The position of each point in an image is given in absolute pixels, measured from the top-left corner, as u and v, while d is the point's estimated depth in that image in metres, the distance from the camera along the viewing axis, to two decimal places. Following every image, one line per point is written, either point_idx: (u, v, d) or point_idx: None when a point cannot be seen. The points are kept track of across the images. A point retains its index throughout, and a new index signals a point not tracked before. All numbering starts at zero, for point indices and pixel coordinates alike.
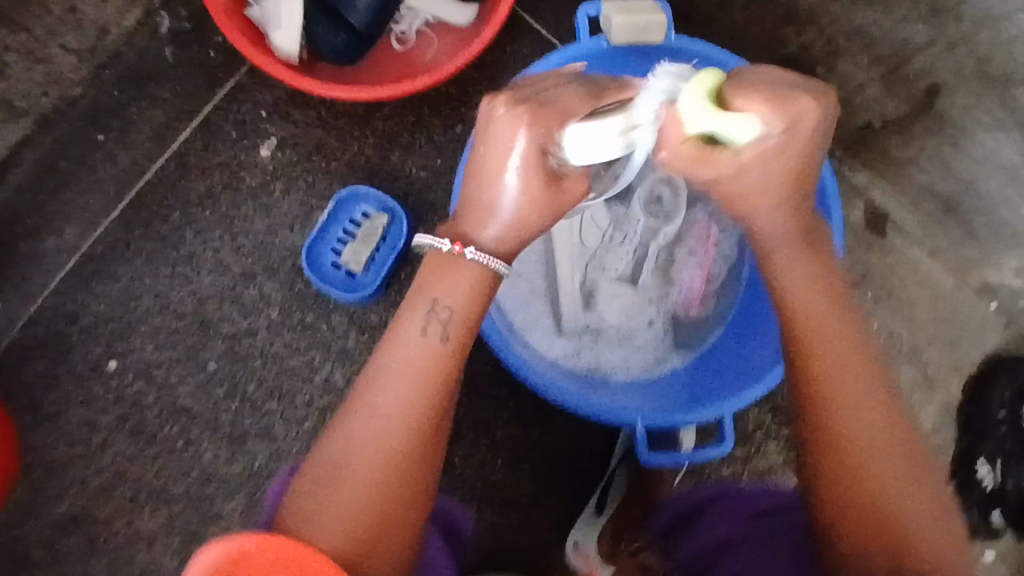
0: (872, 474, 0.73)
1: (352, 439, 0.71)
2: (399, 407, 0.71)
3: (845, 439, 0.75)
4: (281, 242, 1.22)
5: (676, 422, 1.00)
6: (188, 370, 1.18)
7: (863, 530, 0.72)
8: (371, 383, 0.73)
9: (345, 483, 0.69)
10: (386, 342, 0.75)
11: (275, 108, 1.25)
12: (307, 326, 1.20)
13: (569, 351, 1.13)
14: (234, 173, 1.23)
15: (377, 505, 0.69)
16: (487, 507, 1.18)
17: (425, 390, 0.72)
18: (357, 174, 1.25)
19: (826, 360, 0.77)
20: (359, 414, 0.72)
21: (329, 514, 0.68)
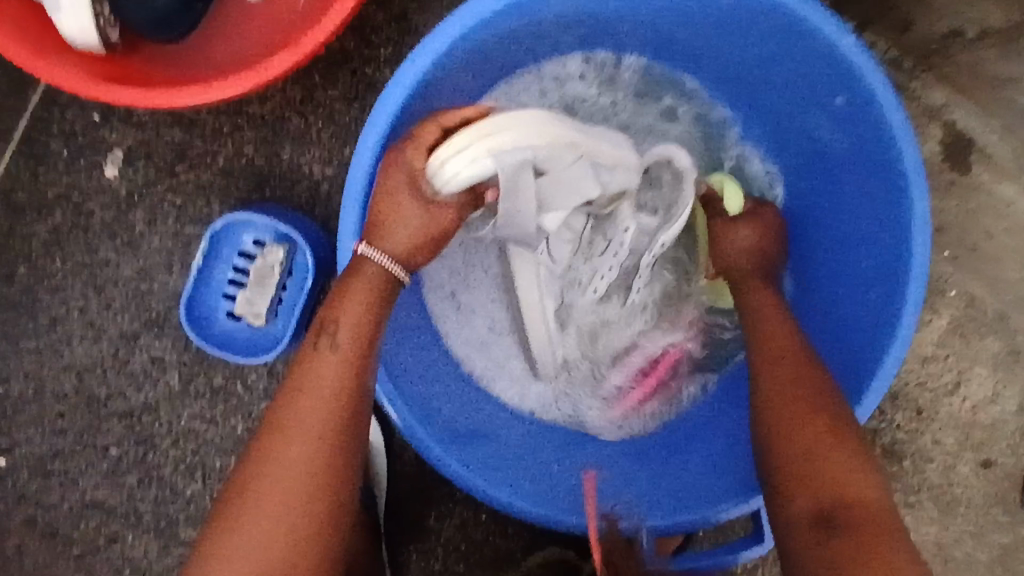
0: (829, 471, 0.61)
1: (252, 487, 0.62)
2: (298, 446, 0.62)
3: (790, 440, 0.64)
4: (160, 289, 0.94)
5: (689, 524, 0.71)
6: (90, 459, 0.97)
7: (806, 511, 0.61)
8: (269, 430, 0.63)
9: (240, 539, 0.60)
10: (286, 385, 0.65)
11: (113, 108, 0.93)
12: (217, 390, 0.95)
13: (544, 404, 0.85)
14: (80, 207, 0.93)
15: (297, 512, 0.61)
16: (474, 567, 0.99)
17: (337, 389, 0.64)
18: (239, 181, 0.93)
19: (775, 382, 0.68)
20: (256, 457, 0.63)
21: (243, 545, 0.60)
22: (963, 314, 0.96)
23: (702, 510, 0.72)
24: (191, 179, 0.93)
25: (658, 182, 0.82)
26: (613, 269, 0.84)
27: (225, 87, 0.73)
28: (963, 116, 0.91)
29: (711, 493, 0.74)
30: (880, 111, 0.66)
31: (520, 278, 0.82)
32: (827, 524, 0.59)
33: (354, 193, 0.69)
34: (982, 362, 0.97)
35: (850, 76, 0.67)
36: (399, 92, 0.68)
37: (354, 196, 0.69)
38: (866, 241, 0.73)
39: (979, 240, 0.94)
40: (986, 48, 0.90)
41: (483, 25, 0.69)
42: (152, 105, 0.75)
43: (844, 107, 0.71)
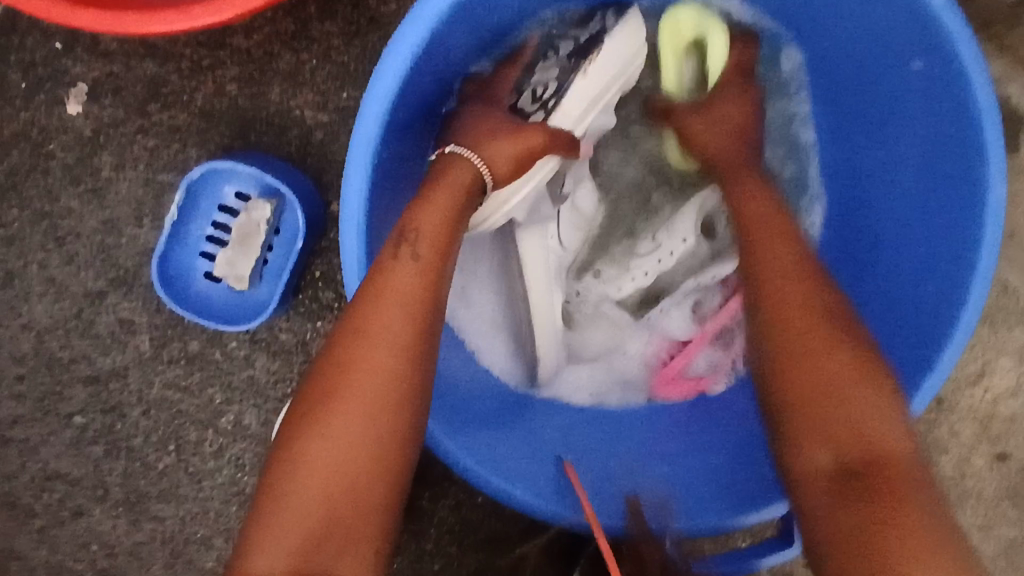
0: (859, 402, 0.54)
1: (343, 378, 0.54)
2: (388, 341, 0.55)
3: (817, 395, 0.55)
4: (130, 242, 0.84)
5: (713, 526, 0.65)
6: (52, 427, 0.89)
7: (824, 460, 0.54)
8: (354, 329, 0.56)
9: (329, 420, 0.53)
10: (369, 281, 0.57)
11: (77, 34, 0.81)
12: (193, 357, 0.87)
13: (570, 393, 0.78)
14: (37, 148, 0.82)
15: (386, 421, 0.54)
16: (471, 552, 0.95)
17: (416, 295, 0.57)
18: (221, 125, 0.82)
19: (793, 318, 0.58)
20: (345, 344, 0.55)
21: (324, 452, 0.53)
22: (994, 303, 0.91)
23: (720, 514, 0.66)
24: (165, 120, 0.82)
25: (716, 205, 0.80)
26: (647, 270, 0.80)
27: (216, 14, 0.64)
28: (1018, 91, 0.84)
29: (726, 486, 0.69)
30: (952, 49, 0.58)
31: (530, 257, 0.75)
32: (851, 476, 0.52)
33: (365, 142, 0.58)
34: (1009, 353, 0.93)
35: (934, 36, 0.59)
36: (423, 22, 0.58)
37: (362, 152, 0.59)
38: (926, 218, 0.67)
39: (1020, 225, 0.88)
40: None
41: None
42: (123, 30, 0.65)
43: (920, 71, 0.63)
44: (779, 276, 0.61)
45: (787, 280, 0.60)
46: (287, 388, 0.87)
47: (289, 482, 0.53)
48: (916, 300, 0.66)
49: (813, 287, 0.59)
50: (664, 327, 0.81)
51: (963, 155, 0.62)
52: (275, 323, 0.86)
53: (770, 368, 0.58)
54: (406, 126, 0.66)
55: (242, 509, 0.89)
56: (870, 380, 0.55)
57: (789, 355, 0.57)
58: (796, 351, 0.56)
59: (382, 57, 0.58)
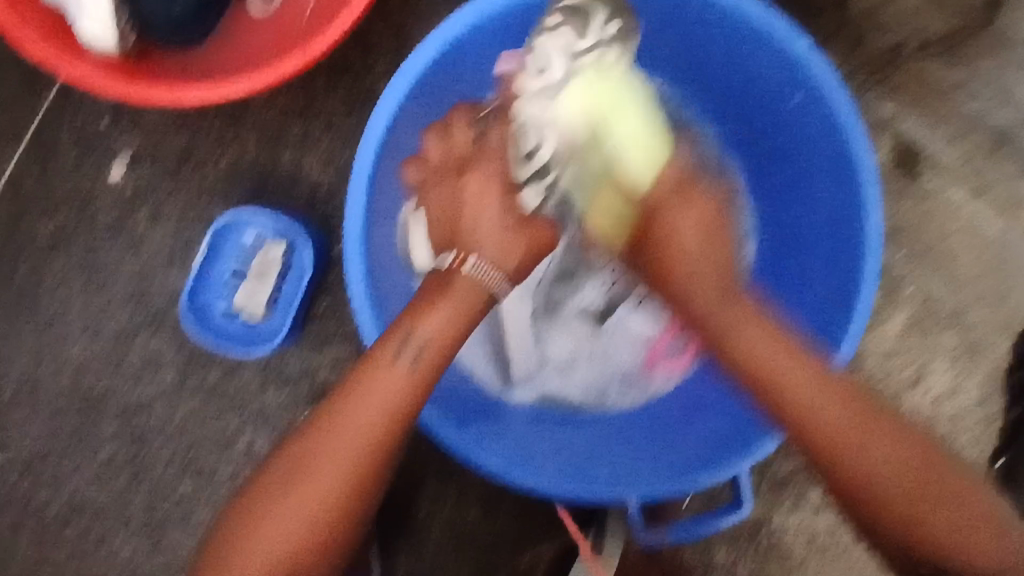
0: (897, 493, 0.65)
1: (319, 455, 0.65)
2: (364, 433, 0.66)
3: (850, 479, 0.66)
4: (160, 286, 0.97)
5: (672, 491, 0.74)
6: (81, 458, 0.98)
7: (900, 541, 0.65)
8: (340, 415, 0.66)
9: (299, 490, 0.65)
10: (364, 378, 0.67)
11: (121, 113, 0.97)
12: (213, 387, 0.97)
13: (557, 394, 0.89)
14: (84, 208, 0.96)
15: (344, 500, 0.65)
16: (467, 567, 1.01)
17: (373, 431, 0.66)
18: (242, 184, 0.97)
19: (810, 423, 0.67)
20: (328, 429, 0.66)
21: (286, 511, 0.64)
22: (922, 310, 1.03)
23: (673, 480, 0.75)
24: (194, 181, 0.97)
25: None
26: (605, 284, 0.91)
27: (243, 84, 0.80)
28: (910, 127, 1.00)
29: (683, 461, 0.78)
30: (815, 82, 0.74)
31: None
32: (912, 558, 0.65)
33: (361, 178, 0.73)
34: (942, 356, 1.03)
35: (803, 72, 0.75)
36: (402, 84, 0.74)
37: (361, 179, 0.74)
38: (828, 224, 0.80)
39: (932, 240, 1.02)
40: (930, 61, 0.99)
41: (459, 39, 0.77)
42: (168, 100, 0.81)
43: (800, 104, 0.78)
44: (761, 375, 0.69)
45: (809, 394, 0.67)
46: (295, 412, 0.97)
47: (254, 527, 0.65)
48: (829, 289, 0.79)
49: (839, 394, 0.68)
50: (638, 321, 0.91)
51: (842, 164, 0.76)
52: (285, 352, 0.97)
53: (808, 447, 0.68)
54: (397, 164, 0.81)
55: None
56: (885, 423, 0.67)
57: (821, 451, 0.67)
58: (817, 446, 0.67)
59: (375, 109, 0.74)
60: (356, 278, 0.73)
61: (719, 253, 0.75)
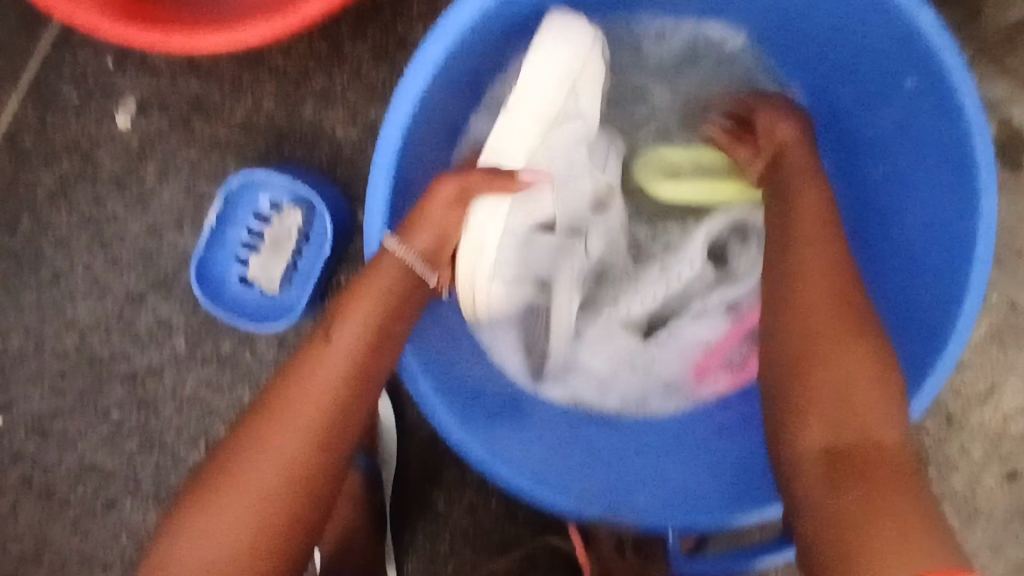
0: (855, 405, 0.57)
1: (259, 447, 0.58)
2: (305, 421, 0.59)
3: (802, 361, 0.61)
4: (170, 247, 0.89)
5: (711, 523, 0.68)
6: (89, 421, 0.94)
7: (839, 310, 0.62)
8: (281, 406, 0.60)
9: (239, 485, 0.57)
10: (297, 370, 0.61)
11: (128, 52, 0.87)
12: (225, 357, 0.92)
13: (594, 400, 0.82)
14: (88, 157, 0.88)
15: (289, 496, 0.57)
16: (484, 557, 0.97)
17: (319, 418, 0.60)
18: (258, 139, 0.87)
19: (808, 323, 0.62)
20: (272, 421, 0.59)
21: (226, 514, 0.56)
22: (1003, 321, 0.93)
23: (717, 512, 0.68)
24: (206, 133, 0.87)
25: (730, 245, 0.84)
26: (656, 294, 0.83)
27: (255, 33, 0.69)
28: (1020, 113, 0.86)
29: (728, 491, 0.71)
30: (942, 68, 0.62)
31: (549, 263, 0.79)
32: (838, 459, 0.55)
33: (388, 149, 0.63)
34: (1018, 372, 0.94)
35: (925, 55, 0.63)
36: (444, 39, 0.62)
37: (386, 156, 0.63)
38: (925, 236, 0.69)
39: None
40: None
41: None
42: (172, 45, 0.70)
43: (915, 90, 0.66)
44: (796, 280, 0.64)
45: (810, 231, 0.66)
46: None
47: (190, 537, 0.57)
48: (917, 313, 0.69)
49: (842, 277, 0.64)
50: (693, 333, 0.84)
51: (956, 167, 0.65)
52: (302, 326, 0.91)
53: (789, 346, 0.62)
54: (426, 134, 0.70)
55: None
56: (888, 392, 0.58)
57: (798, 356, 0.61)
58: (791, 276, 0.65)
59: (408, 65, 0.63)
60: (377, 268, 0.65)
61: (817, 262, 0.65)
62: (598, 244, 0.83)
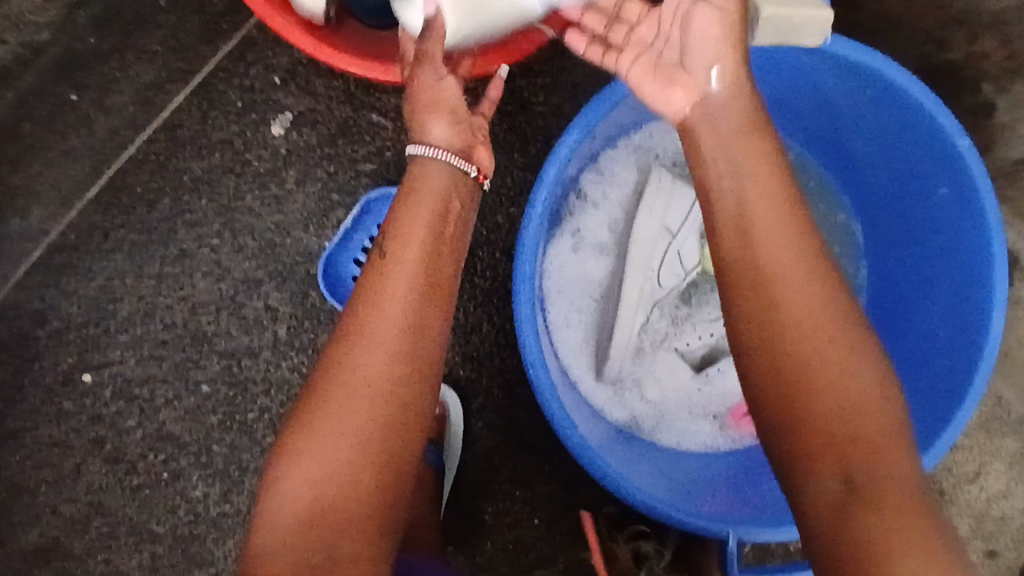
0: (846, 451, 0.56)
1: (349, 367, 0.61)
2: (382, 340, 0.61)
3: (818, 439, 0.57)
4: (293, 244, 1.00)
5: (758, 534, 0.79)
6: (178, 392, 1.00)
7: (816, 351, 0.58)
8: (357, 325, 0.62)
9: (335, 403, 0.60)
10: (369, 287, 0.63)
11: (293, 75, 1.01)
12: (319, 348, 1.00)
13: (645, 421, 0.96)
14: (238, 155, 1.01)
15: (387, 408, 0.60)
16: (522, 566, 1.04)
17: (396, 329, 0.62)
18: (391, 163, 1.01)
19: (801, 356, 0.58)
20: (358, 341, 0.61)
21: (327, 430, 0.60)
22: (990, 411, 1.09)
23: (765, 527, 0.79)
24: (349, 152, 1.01)
25: None
26: (714, 336, 0.99)
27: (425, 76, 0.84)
28: (1015, 237, 1.05)
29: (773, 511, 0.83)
30: (975, 185, 0.81)
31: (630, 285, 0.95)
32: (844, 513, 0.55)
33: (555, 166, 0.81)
34: (1001, 458, 1.09)
35: (962, 172, 0.81)
36: (609, 100, 0.82)
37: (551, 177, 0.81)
38: (944, 314, 0.87)
39: (1014, 348, 1.07)
40: None
41: None
42: (352, 68, 0.85)
43: (945, 196, 0.86)
44: (776, 335, 0.59)
45: (790, 278, 0.60)
46: None
47: (290, 457, 0.60)
48: (937, 377, 0.85)
49: (811, 292, 0.60)
50: (736, 380, 0.98)
51: (976, 258, 0.83)
52: None
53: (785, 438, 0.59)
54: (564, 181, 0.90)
55: None
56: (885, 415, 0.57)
57: (783, 406, 0.59)
58: (756, 332, 0.60)
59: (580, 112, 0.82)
60: (526, 268, 0.80)
61: (783, 262, 0.60)
62: (670, 279, 0.97)
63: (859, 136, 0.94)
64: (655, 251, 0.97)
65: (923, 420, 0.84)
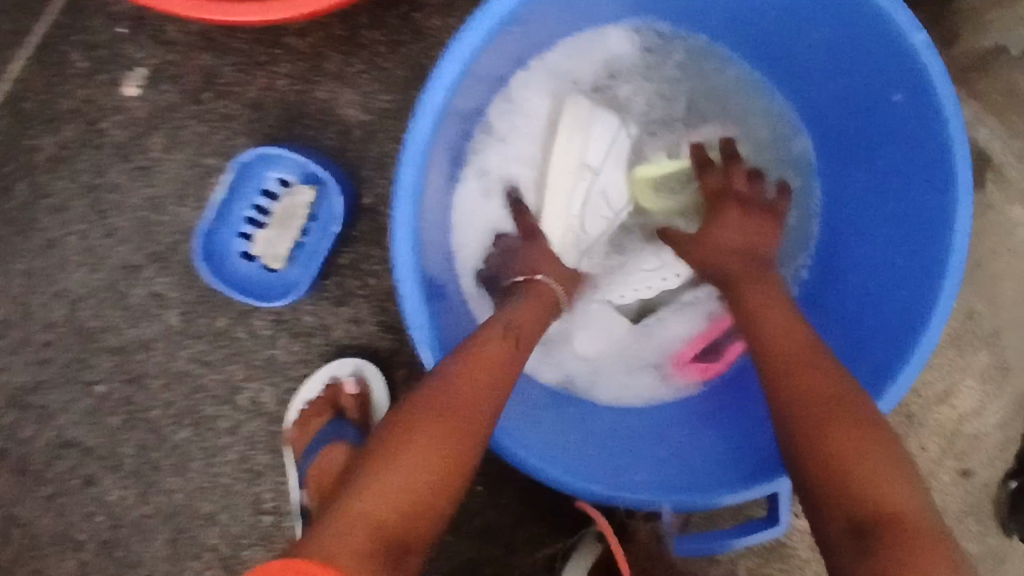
0: (870, 473, 0.50)
1: (442, 395, 0.59)
2: (489, 395, 0.61)
3: (842, 450, 0.51)
4: (170, 221, 0.89)
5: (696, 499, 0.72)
6: (73, 395, 0.92)
7: (814, 372, 0.58)
8: (476, 373, 0.62)
9: (448, 420, 0.57)
10: (472, 354, 0.64)
11: (142, 24, 0.87)
12: (219, 333, 0.91)
13: (579, 381, 0.86)
14: (93, 125, 0.88)
15: (461, 437, 0.57)
16: (469, 533, 0.99)
17: (492, 392, 0.62)
18: (268, 116, 0.88)
19: (805, 375, 0.58)
20: (472, 380, 0.62)
21: (428, 440, 0.55)
22: (961, 327, 1.00)
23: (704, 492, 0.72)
24: (217, 108, 0.87)
25: None
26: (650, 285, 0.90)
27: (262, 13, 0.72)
28: (985, 135, 0.95)
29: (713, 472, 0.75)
30: (931, 91, 0.68)
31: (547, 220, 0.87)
32: (870, 530, 0.47)
33: (432, 110, 0.66)
34: (972, 374, 1.01)
35: (918, 75, 0.69)
36: (488, 22, 0.66)
37: (415, 151, 0.67)
38: (900, 241, 0.77)
39: (986, 257, 0.98)
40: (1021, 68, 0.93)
41: None
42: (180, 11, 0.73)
43: (901, 105, 0.73)
44: (781, 365, 0.60)
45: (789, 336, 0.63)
46: (307, 368, 0.93)
47: (387, 460, 0.54)
48: (890, 315, 0.75)
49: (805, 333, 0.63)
50: (673, 327, 0.90)
51: (934, 179, 0.72)
52: (300, 305, 0.92)
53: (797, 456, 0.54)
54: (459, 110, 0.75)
55: (250, 487, 0.95)
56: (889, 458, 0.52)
57: (808, 419, 0.55)
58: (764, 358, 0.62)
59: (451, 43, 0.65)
60: (405, 218, 0.67)
61: (776, 321, 0.65)
62: (594, 225, 0.88)
63: (803, 38, 0.80)
64: (574, 192, 0.87)
65: (870, 364, 0.75)
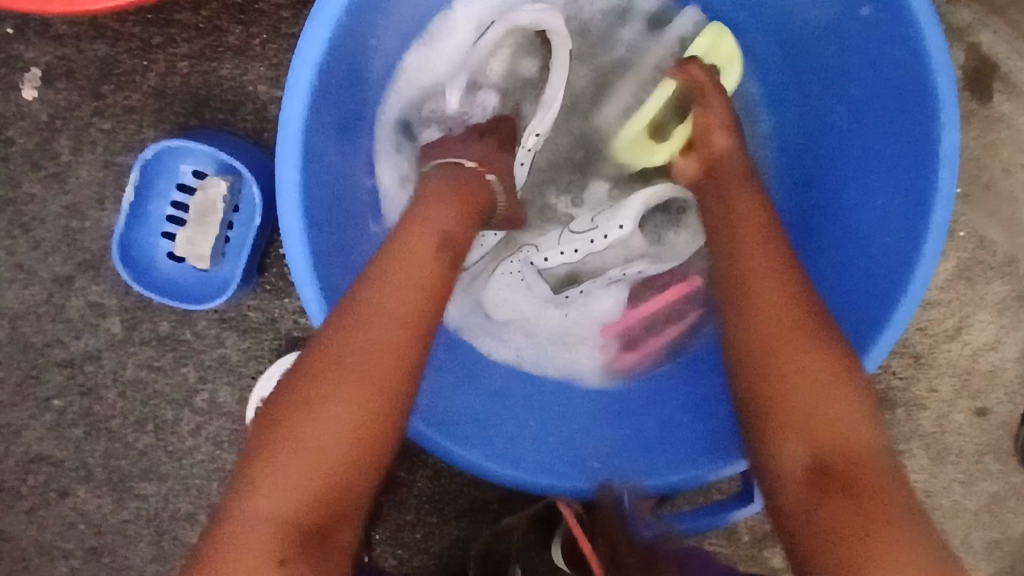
0: (821, 408, 0.50)
1: (352, 344, 0.52)
2: (399, 330, 0.53)
3: (793, 382, 0.51)
4: (93, 226, 0.84)
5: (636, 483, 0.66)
6: (32, 411, 0.90)
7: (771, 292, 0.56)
8: (377, 306, 0.54)
9: (357, 379, 0.50)
10: (384, 275, 0.56)
11: (28, 19, 0.81)
12: (164, 337, 0.88)
13: (517, 353, 0.78)
14: None
15: (383, 402, 0.51)
16: (452, 519, 0.94)
17: (411, 322, 0.54)
18: (175, 104, 0.81)
19: (763, 293, 0.57)
20: (376, 319, 0.53)
21: (338, 411, 0.49)
22: (971, 257, 0.90)
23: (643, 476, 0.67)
24: (119, 101, 0.81)
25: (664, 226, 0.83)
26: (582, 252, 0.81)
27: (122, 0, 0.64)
28: (989, 39, 0.85)
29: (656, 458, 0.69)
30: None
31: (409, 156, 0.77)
32: (823, 474, 0.48)
33: (302, 89, 0.57)
34: (986, 308, 0.91)
35: None
36: None
37: (292, 147, 0.58)
38: (881, 174, 0.66)
39: (995, 176, 0.88)
40: None
41: None
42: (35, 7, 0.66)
43: (868, 19, 0.63)
44: (742, 282, 0.58)
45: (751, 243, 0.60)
46: (258, 365, 0.88)
47: (287, 437, 0.48)
48: (877, 263, 0.65)
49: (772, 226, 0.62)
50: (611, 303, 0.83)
51: (912, 100, 0.61)
52: (242, 301, 0.87)
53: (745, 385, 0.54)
54: (353, 91, 0.66)
55: (223, 486, 0.91)
56: (851, 384, 0.51)
57: (754, 346, 0.54)
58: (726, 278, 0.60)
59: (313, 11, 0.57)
60: (293, 222, 0.59)
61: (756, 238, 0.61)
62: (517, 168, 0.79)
63: None
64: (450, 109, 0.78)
65: (851, 324, 0.65)
